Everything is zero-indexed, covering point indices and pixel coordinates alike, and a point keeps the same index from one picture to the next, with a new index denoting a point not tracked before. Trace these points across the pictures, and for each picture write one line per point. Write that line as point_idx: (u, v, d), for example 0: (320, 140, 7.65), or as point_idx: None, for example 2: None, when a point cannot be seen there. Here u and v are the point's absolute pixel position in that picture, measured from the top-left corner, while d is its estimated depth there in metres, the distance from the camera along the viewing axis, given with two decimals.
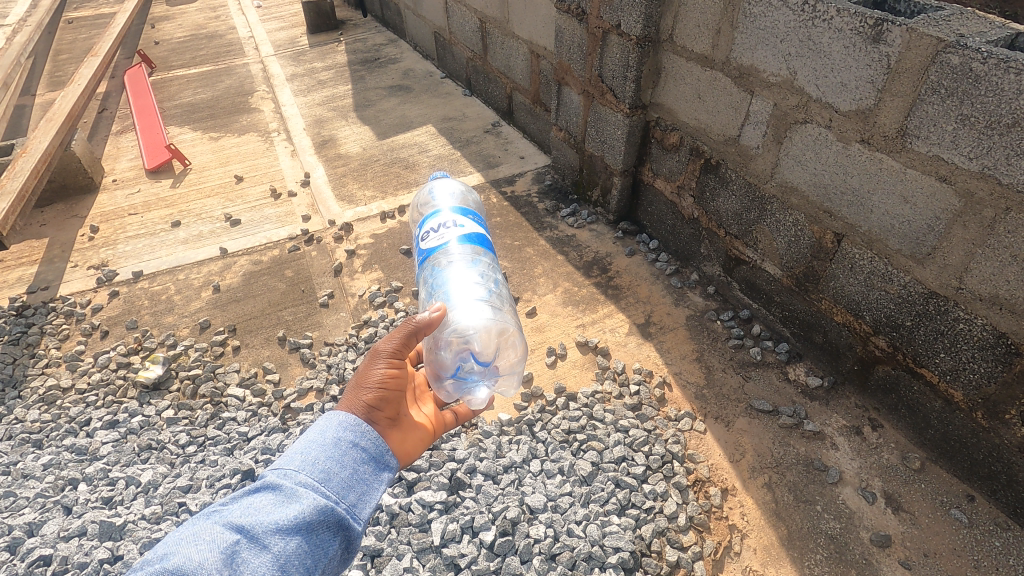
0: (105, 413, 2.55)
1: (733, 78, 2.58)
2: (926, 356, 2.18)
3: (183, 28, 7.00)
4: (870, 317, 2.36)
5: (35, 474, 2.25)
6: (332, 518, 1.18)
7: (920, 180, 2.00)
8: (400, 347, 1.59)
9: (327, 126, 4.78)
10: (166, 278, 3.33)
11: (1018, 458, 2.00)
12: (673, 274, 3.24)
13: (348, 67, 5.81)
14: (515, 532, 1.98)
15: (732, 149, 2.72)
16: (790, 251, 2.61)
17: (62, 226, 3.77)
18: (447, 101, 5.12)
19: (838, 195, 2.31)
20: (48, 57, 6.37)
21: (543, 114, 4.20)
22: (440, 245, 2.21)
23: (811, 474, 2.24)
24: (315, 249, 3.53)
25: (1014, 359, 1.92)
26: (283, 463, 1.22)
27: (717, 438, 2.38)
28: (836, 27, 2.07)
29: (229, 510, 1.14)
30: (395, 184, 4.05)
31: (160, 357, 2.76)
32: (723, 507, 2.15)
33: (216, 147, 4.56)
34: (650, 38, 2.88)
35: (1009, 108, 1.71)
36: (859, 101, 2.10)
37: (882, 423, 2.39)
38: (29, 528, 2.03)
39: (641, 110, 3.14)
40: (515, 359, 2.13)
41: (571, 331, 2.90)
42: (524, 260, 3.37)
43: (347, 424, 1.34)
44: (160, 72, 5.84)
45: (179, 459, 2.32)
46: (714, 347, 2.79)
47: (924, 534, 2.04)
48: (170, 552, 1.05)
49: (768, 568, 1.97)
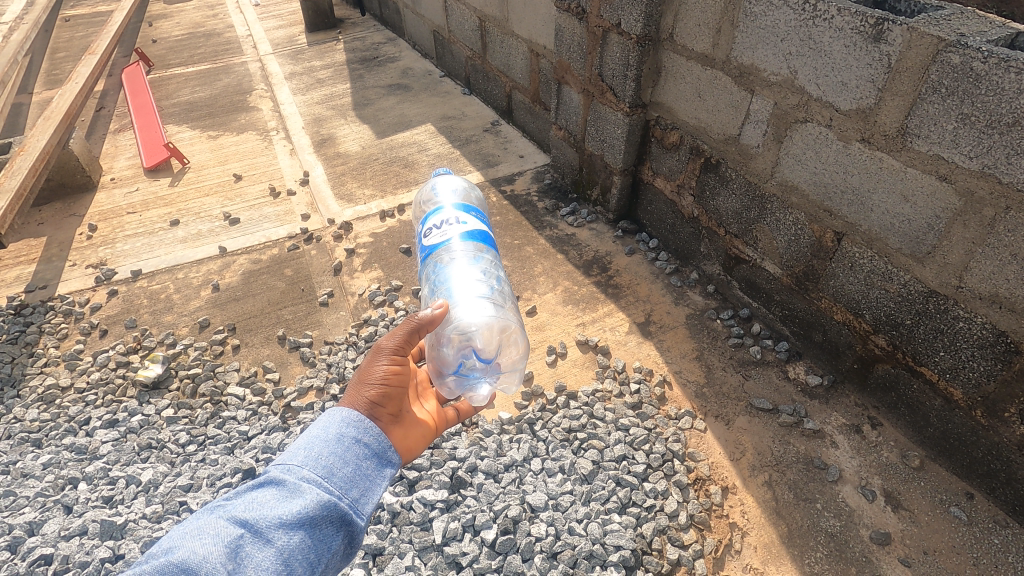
0: (104, 413, 2.54)
1: (733, 77, 2.58)
2: (926, 355, 2.19)
3: (180, 27, 6.98)
4: (870, 316, 2.36)
5: (34, 474, 2.24)
6: (335, 514, 1.18)
7: (920, 179, 2.01)
8: (403, 343, 1.58)
9: (325, 124, 4.77)
10: (165, 277, 3.32)
11: (1016, 456, 2.01)
12: (673, 273, 3.24)
13: (346, 66, 5.80)
14: (516, 531, 1.98)
15: (732, 148, 2.72)
16: (790, 250, 2.62)
17: (60, 225, 3.76)
18: (446, 100, 5.12)
19: (838, 194, 2.31)
20: (45, 56, 6.33)
21: (543, 114, 4.20)
22: (442, 242, 2.20)
23: (811, 472, 2.24)
24: (314, 248, 3.52)
25: (1014, 358, 1.93)
26: (286, 459, 1.22)
27: (717, 437, 2.39)
28: (837, 26, 2.08)
29: (233, 504, 1.15)
30: (394, 183, 4.05)
31: (160, 356, 2.75)
32: (723, 506, 2.15)
33: (215, 146, 4.55)
34: (650, 37, 2.88)
35: (1009, 108, 1.71)
36: (859, 100, 2.10)
37: (882, 422, 2.40)
38: (29, 527, 2.03)
39: (641, 109, 3.14)
40: (516, 356, 2.16)
41: (571, 330, 2.90)
42: (523, 259, 3.37)
43: (350, 420, 1.33)
44: (157, 70, 5.81)
45: (179, 458, 2.32)
46: (714, 346, 2.80)
47: (923, 532, 2.05)
48: (175, 546, 1.08)
49: (768, 566, 1.98)
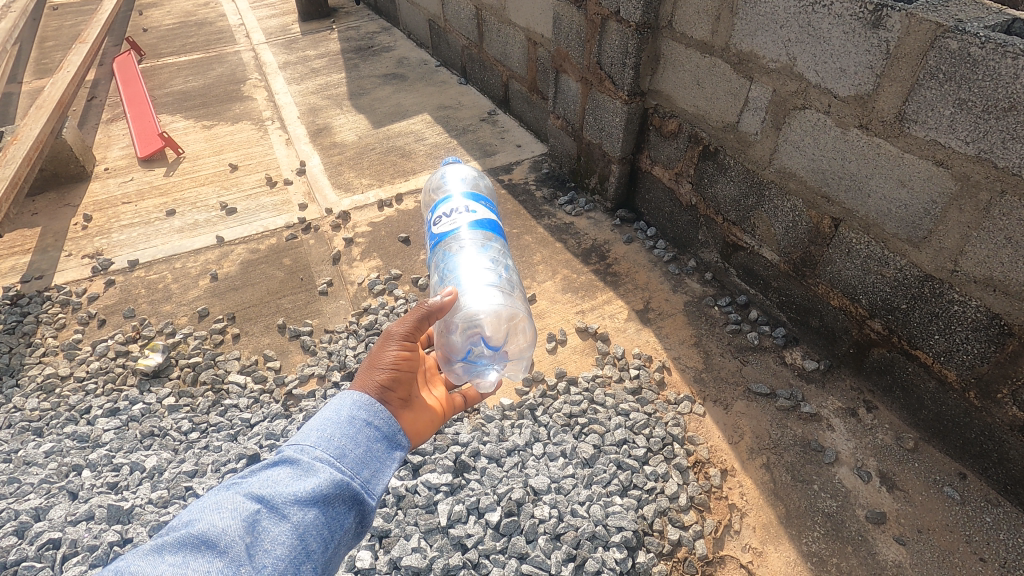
0: (106, 401, 2.54)
1: (732, 64, 2.60)
2: (920, 338, 2.23)
3: (172, 15, 6.90)
4: (866, 301, 2.40)
5: (37, 461, 2.23)
6: (347, 493, 1.21)
7: (917, 164, 2.04)
8: (412, 330, 1.60)
9: (321, 114, 4.75)
10: (163, 267, 3.31)
11: (1009, 437, 2.05)
12: (670, 261, 3.27)
13: (341, 55, 5.76)
14: (520, 513, 2.01)
15: (731, 136, 2.74)
16: (788, 236, 2.65)
17: (55, 215, 3.73)
18: (442, 90, 5.10)
19: (836, 181, 2.34)
20: (34, 44, 6.24)
21: (540, 103, 4.20)
22: (452, 230, 2.25)
23: (808, 454, 2.28)
24: (313, 237, 3.51)
25: (1007, 340, 1.97)
26: (299, 439, 1.25)
27: (717, 421, 2.42)
28: (836, 12, 2.09)
29: (249, 482, 1.17)
30: (391, 173, 4.04)
31: (160, 345, 2.74)
32: (722, 488, 2.19)
33: (209, 135, 4.51)
34: (650, 25, 2.89)
35: (1005, 92, 1.74)
36: (858, 86, 2.12)
37: (877, 405, 2.44)
38: (35, 513, 2.04)
39: (639, 97, 3.15)
40: (524, 344, 2.15)
41: (570, 318, 2.93)
42: (522, 247, 3.38)
43: (360, 403, 1.35)
44: (149, 60, 5.75)
45: (182, 446, 2.32)
46: (712, 332, 2.83)
47: (917, 511, 2.09)
48: (195, 518, 1.09)
49: (767, 546, 2.01)
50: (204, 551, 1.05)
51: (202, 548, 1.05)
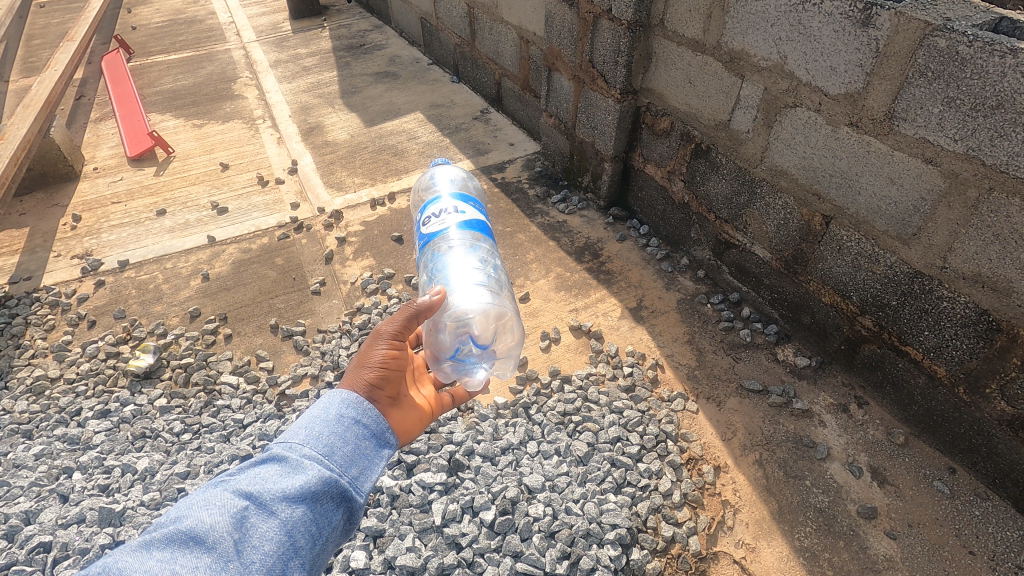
0: (96, 403, 2.51)
1: (724, 63, 2.61)
2: (910, 335, 2.25)
3: (160, 13, 6.83)
4: (857, 298, 2.42)
5: (26, 464, 2.21)
6: (336, 490, 1.21)
7: (907, 161, 2.05)
8: (401, 329, 1.60)
9: (313, 113, 4.72)
10: (154, 267, 3.28)
11: (997, 431, 2.08)
12: (663, 259, 3.28)
13: (333, 53, 5.73)
14: (515, 511, 2.01)
15: (722, 134, 2.75)
16: (779, 233, 2.66)
17: (43, 215, 3.69)
18: (434, 88, 5.08)
19: (826, 178, 2.36)
20: (20, 42, 6.17)
21: (532, 102, 4.19)
22: (441, 231, 2.23)
23: (800, 450, 2.30)
24: (305, 237, 3.50)
25: (995, 335, 1.98)
26: (288, 437, 1.24)
27: (709, 418, 2.43)
28: (826, 10, 2.10)
29: (237, 479, 1.16)
30: (384, 171, 4.03)
31: (150, 347, 2.71)
32: (715, 484, 2.20)
33: (200, 134, 4.48)
34: (641, 23, 2.89)
35: (992, 91, 1.76)
36: (848, 84, 2.13)
37: (868, 401, 2.47)
38: (26, 516, 2.01)
39: (631, 95, 3.16)
40: (512, 343, 2.18)
41: (564, 316, 2.93)
42: (516, 246, 3.38)
43: (349, 402, 1.34)
44: (138, 58, 5.70)
45: (175, 447, 2.30)
46: (704, 330, 2.84)
47: (908, 506, 2.11)
48: (183, 515, 1.08)
49: (759, 541, 2.03)
50: (192, 547, 1.04)
51: (190, 544, 1.05)
